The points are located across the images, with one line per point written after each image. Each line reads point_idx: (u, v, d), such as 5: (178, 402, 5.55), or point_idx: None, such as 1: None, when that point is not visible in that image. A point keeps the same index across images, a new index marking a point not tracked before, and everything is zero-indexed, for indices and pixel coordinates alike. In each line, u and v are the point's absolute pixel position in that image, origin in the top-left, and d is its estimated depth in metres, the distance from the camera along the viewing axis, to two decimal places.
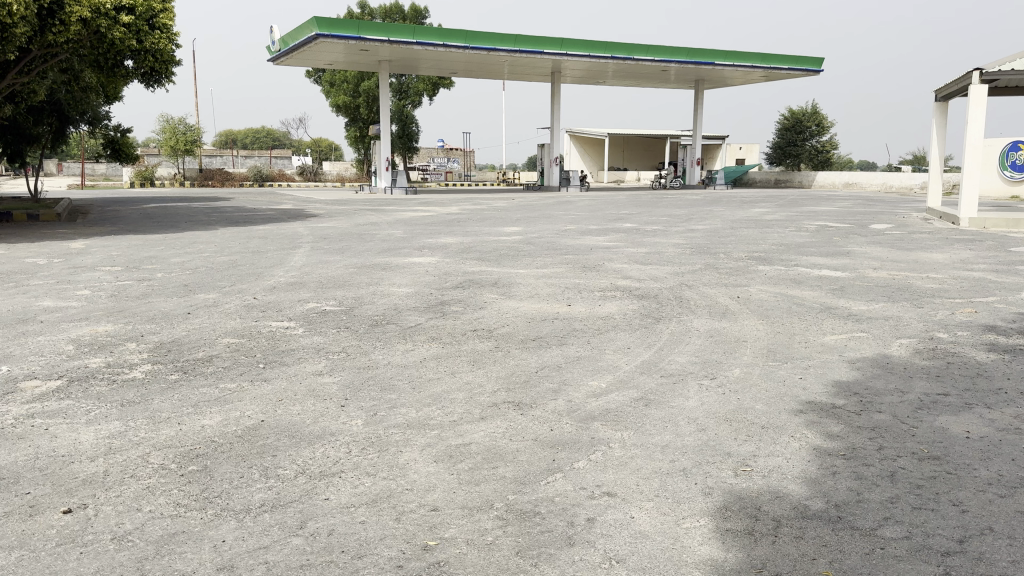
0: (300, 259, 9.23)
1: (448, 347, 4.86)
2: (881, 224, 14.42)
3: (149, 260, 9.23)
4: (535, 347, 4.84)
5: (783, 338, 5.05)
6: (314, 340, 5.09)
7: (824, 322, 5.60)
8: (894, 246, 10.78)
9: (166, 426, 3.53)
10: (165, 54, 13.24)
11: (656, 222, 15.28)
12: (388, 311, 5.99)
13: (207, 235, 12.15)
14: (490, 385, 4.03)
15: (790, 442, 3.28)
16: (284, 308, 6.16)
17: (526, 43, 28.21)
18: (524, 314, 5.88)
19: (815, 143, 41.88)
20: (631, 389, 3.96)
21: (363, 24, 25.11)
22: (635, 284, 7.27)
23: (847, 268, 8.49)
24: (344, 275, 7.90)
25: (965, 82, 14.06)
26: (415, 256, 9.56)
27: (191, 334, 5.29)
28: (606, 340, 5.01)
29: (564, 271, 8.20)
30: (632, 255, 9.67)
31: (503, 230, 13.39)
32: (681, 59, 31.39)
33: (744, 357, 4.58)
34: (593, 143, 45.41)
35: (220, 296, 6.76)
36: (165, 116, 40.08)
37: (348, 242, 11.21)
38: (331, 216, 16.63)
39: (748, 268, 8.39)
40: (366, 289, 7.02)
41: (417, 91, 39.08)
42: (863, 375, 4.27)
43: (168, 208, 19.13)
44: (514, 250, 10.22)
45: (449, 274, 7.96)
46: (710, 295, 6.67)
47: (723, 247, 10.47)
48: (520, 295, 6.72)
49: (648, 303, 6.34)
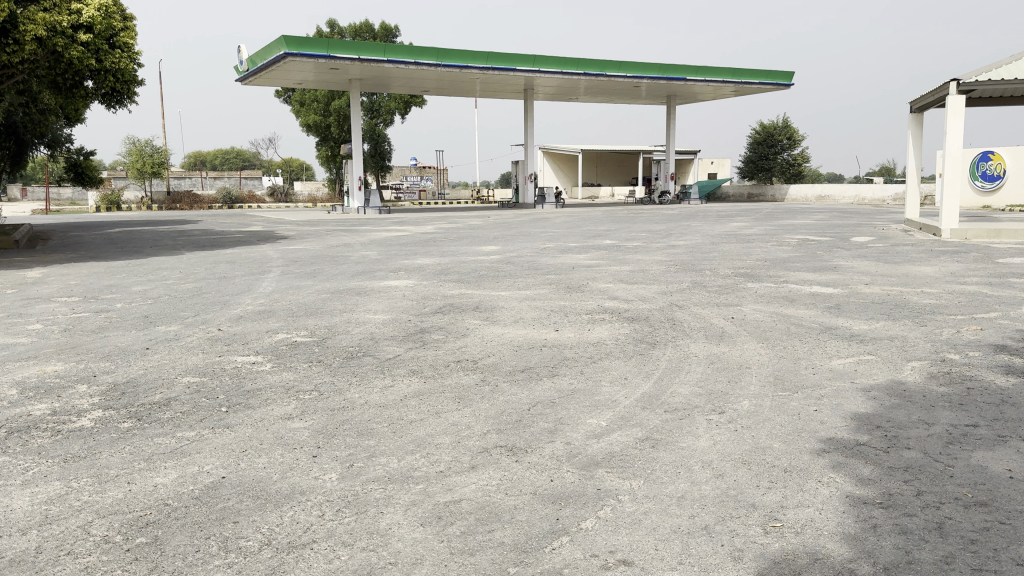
0: (270, 284, 8.81)
1: (431, 381, 4.46)
2: (862, 237, 14.29)
3: (110, 290, 8.74)
4: (525, 380, 4.47)
5: (788, 363, 4.74)
6: (284, 376, 4.67)
7: (828, 344, 5.30)
8: (880, 260, 10.59)
9: (114, 486, 3.11)
10: (127, 74, 12.77)
11: (636, 239, 15.01)
12: (363, 341, 5.59)
13: (172, 260, 11.65)
14: (480, 426, 3.65)
15: (819, 488, 2.95)
16: (251, 341, 5.73)
17: (498, 60, 28.03)
18: (509, 342, 5.51)
19: (787, 156, 42.11)
20: (634, 427, 3.59)
21: (333, 42, 24.70)
22: (623, 306, 6.94)
23: (839, 284, 8.23)
24: (316, 301, 7.48)
25: (941, 93, 14.00)
26: (391, 279, 9.19)
27: (148, 374, 4.85)
28: (600, 370, 4.65)
29: (548, 293, 7.87)
30: (617, 274, 9.34)
31: (481, 250, 13.02)
32: (652, 75, 31.42)
33: (751, 387, 4.24)
34: (566, 159, 45.35)
35: (183, 328, 6.31)
36: (131, 138, 39.34)
37: (320, 265, 10.78)
38: (302, 238, 16.17)
39: (737, 286, 8.10)
40: (340, 316, 6.62)
41: (388, 110, 38.80)
42: (882, 405, 3.94)
43: (132, 232, 18.54)
44: (494, 271, 9.86)
45: (428, 298, 7.59)
46: (704, 316, 6.35)
47: (708, 263, 10.22)
48: (503, 320, 6.36)
49: (640, 326, 6.01)
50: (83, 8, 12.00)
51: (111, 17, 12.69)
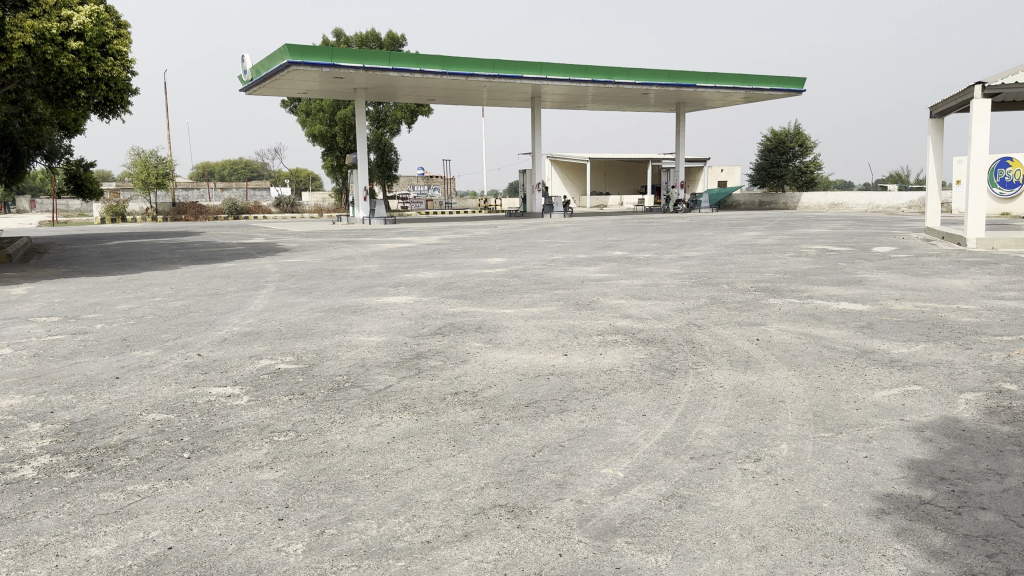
0: (263, 301, 8.34)
1: (423, 419, 3.95)
2: (884, 247, 13.74)
3: (93, 309, 8.28)
4: (531, 416, 3.96)
5: (827, 397, 4.23)
6: (261, 413, 4.17)
7: (867, 372, 4.77)
8: (906, 271, 10.07)
9: (38, 561, 2.60)
10: (120, 82, 12.33)
11: (647, 249, 14.47)
12: (352, 368, 5.07)
13: (165, 275, 11.21)
14: (477, 479, 3.14)
15: (885, 565, 2.43)
16: (230, 369, 5.24)
17: (504, 68, 27.57)
18: (513, 369, 4.99)
19: (798, 163, 41.49)
20: (657, 480, 3.07)
21: (337, 51, 24.30)
22: (637, 325, 6.43)
23: (868, 300, 7.70)
24: (307, 321, 6.98)
25: (964, 97, 13.44)
26: (391, 294, 8.71)
27: (110, 409, 4.35)
28: (615, 404, 4.12)
29: (555, 310, 7.37)
30: (629, 289, 8.82)
31: (486, 262, 12.53)
32: (662, 82, 30.92)
33: (788, 428, 3.71)
34: (575, 167, 44.92)
35: (161, 354, 5.82)
36: (135, 149, 39.09)
37: (317, 279, 10.30)
38: (303, 250, 15.69)
39: (758, 302, 7.59)
40: (331, 338, 6.11)
41: (395, 119, 38.47)
42: (942, 449, 3.41)
43: (131, 245, 18.12)
44: (499, 285, 9.36)
45: (428, 316, 7.10)
46: (725, 338, 5.81)
47: (725, 276, 9.72)
48: (508, 342, 5.84)
49: (657, 349, 5.48)
50: (74, 14, 11.63)
51: (104, 24, 12.31)
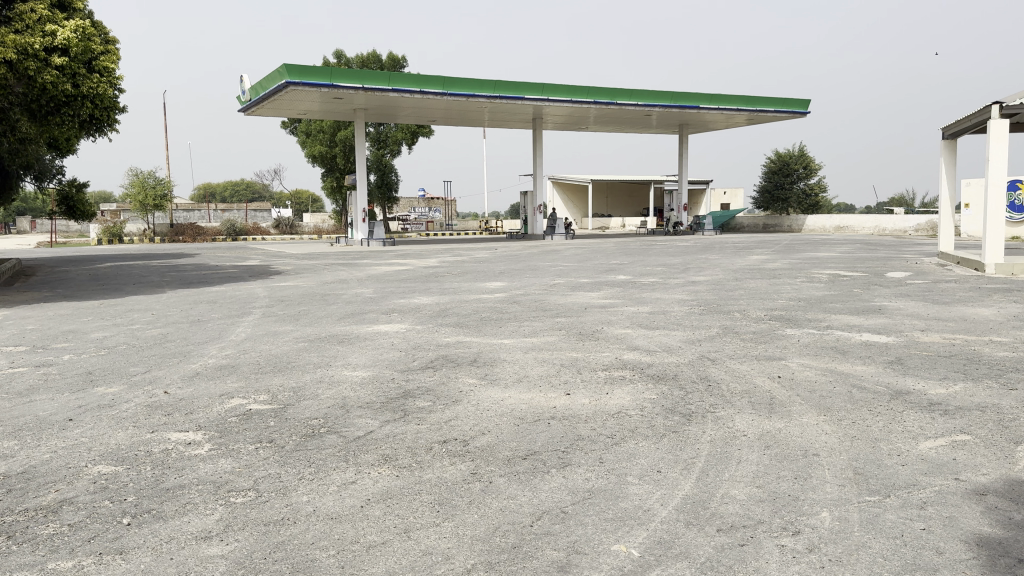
0: (246, 329, 7.85)
1: (406, 475, 3.44)
2: (897, 272, 13.26)
3: (65, 337, 7.78)
4: (530, 471, 3.45)
5: (866, 449, 3.72)
6: (221, 466, 3.66)
7: (907, 417, 4.25)
8: (926, 299, 9.58)
9: None
10: (106, 99, 11.98)
11: (652, 274, 13.98)
12: (331, 410, 4.56)
13: (148, 300, 10.73)
14: (462, 558, 2.62)
15: None
16: (197, 410, 4.73)
17: (506, 89, 27.21)
18: (509, 411, 4.47)
19: (803, 186, 41.14)
20: (679, 561, 2.57)
21: (336, 71, 23.95)
22: (645, 359, 5.91)
23: (891, 331, 7.19)
24: (289, 353, 6.47)
25: (980, 117, 12.99)
26: (382, 322, 8.22)
27: (53, 460, 3.84)
28: (625, 457, 3.61)
29: (557, 341, 6.87)
30: (635, 317, 8.33)
31: (485, 286, 12.06)
32: (664, 103, 30.61)
33: (827, 491, 3.20)
34: (577, 190, 44.60)
35: (125, 391, 5.31)
36: (133, 170, 38.79)
37: (307, 305, 9.82)
38: (297, 273, 15.22)
39: (774, 333, 7.09)
40: (313, 373, 5.61)
41: (395, 140, 38.21)
42: (1014, 520, 2.90)
43: (121, 267, 17.66)
44: (497, 313, 8.88)
45: (420, 347, 6.61)
46: (743, 375, 5.31)
47: (735, 303, 9.24)
48: (505, 379, 5.32)
49: (669, 388, 4.97)
50: (59, 29, 11.24)
51: (90, 40, 11.97)
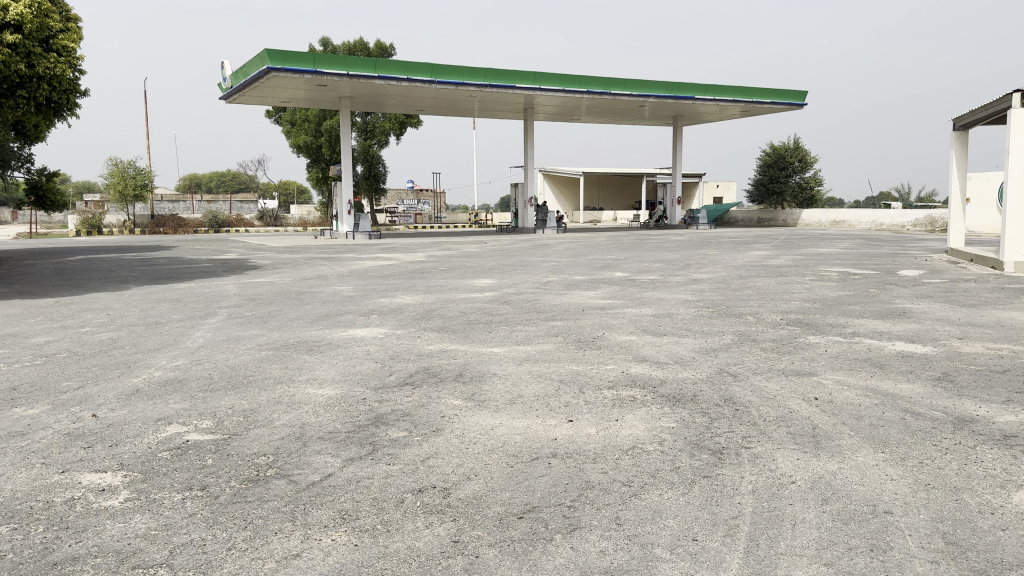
0: (206, 334, 7.03)
1: (366, 544, 2.66)
2: (909, 270, 12.59)
3: (2, 342, 6.95)
4: (527, 539, 2.66)
5: (949, 504, 2.95)
6: (134, 527, 2.87)
7: (983, 456, 3.49)
8: (950, 301, 8.87)
9: None
10: (65, 81, 11.22)
11: (651, 270, 13.26)
12: (283, 444, 3.75)
13: (108, 298, 9.87)
14: None
15: None
16: (124, 442, 3.92)
17: (496, 77, 26.36)
18: (501, 445, 3.67)
19: (799, 179, 40.44)
20: None
21: (320, 57, 22.98)
22: (656, 375, 5.15)
23: (927, 339, 6.46)
24: (248, 364, 5.66)
25: (998, 107, 12.29)
26: (360, 325, 7.42)
27: None
28: (649, 516, 2.84)
29: (554, 350, 6.09)
30: (638, 321, 7.55)
31: (473, 284, 11.28)
32: (659, 94, 29.83)
33: (918, 571, 2.45)
34: (568, 182, 43.84)
35: (45, 414, 4.48)
36: (113, 159, 37.76)
37: (279, 304, 9.00)
38: (275, 268, 14.34)
39: (797, 341, 6.33)
40: (272, 391, 4.79)
41: (383, 130, 37.34)
42: None
43: (91, 261, 16.76)
44: (486, 314, 8.09)
45: (398, 358, 5.81)
46: (774, 397, 4.55)
47: (745, 305, 8.51)
48: (496, 400, 4.52)
49: (689, 414, 4.19)
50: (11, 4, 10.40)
51: (47, 17, 11.16)
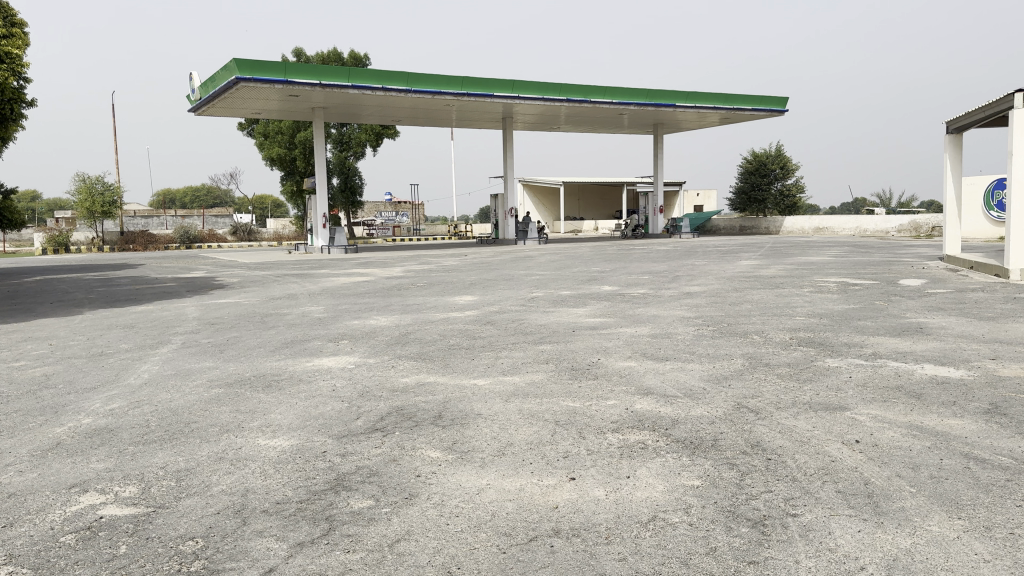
0: (154, 367, 6.26)
1: None
2: (911, 278, 12.00)
3: None
4: None
5: None
6: None
7: None
8: (965, 313, 8.28)
9: None
10: (7, 89, 10.47)
11: (640, 283, 12.66)
12: (218, 521, 3.01)
13: (55, 326, 9.05)
14: None
15: None
16: (21, 521, 3.14)
17: (474, 86, 25.74)
18: (489, 518, 2.95)
19: (780, 186, 40.13)
20: None
21: (290, 66, 22.17)
22: (664, 412, 4.45)
23: (956, 360, 5.83)
24: (194, 406, 4.90)
25: (997, 109, 11.84)
26: (327, 354, 6.67)
27: None
28: None
29: (544, 382, 5.38)
30: (634, 343, 6.87)
31: (453, 301, 10.56)
32: (640, 102, 29.38)
33: None
34: (548, 193, 43.30)
35: None
36: (80, 175, 36.68)
37: (240, 329, 8.24)
38: (243, 287, 13.56)
39: (816, 365, 5.67)
40: (215, 444, 4.03)
41: (359, 142, 36.65)
42: None
43: (49, 282, 15.87)
44: (468, 338, 7.36)
45: (367, 395, 5.06)
46: (806, 439, 3.87)
47: (748, 322, 7.86)
48: (482, 451, 3.79)
49: (712, 467, 3.49)
50: None
51: None
